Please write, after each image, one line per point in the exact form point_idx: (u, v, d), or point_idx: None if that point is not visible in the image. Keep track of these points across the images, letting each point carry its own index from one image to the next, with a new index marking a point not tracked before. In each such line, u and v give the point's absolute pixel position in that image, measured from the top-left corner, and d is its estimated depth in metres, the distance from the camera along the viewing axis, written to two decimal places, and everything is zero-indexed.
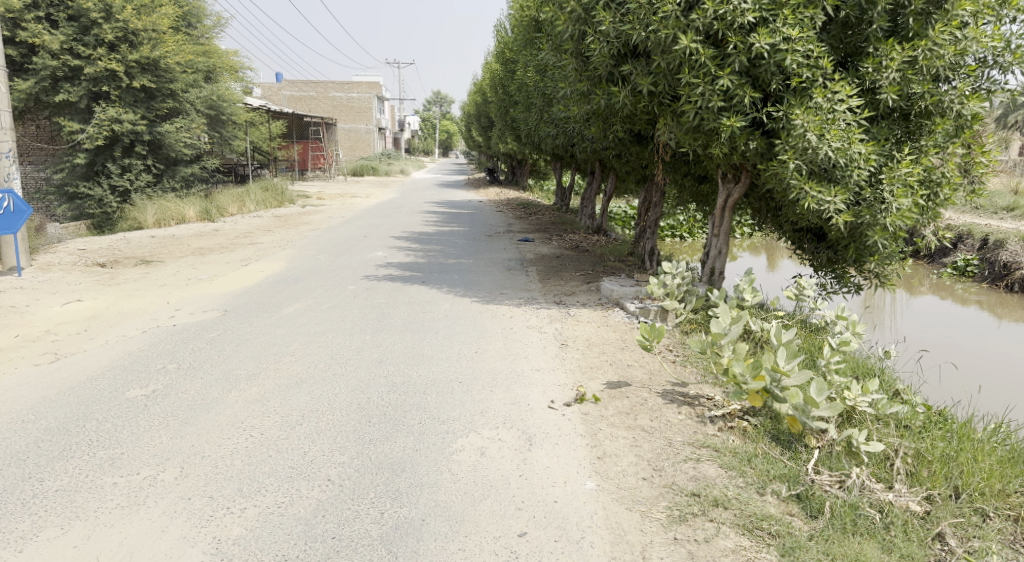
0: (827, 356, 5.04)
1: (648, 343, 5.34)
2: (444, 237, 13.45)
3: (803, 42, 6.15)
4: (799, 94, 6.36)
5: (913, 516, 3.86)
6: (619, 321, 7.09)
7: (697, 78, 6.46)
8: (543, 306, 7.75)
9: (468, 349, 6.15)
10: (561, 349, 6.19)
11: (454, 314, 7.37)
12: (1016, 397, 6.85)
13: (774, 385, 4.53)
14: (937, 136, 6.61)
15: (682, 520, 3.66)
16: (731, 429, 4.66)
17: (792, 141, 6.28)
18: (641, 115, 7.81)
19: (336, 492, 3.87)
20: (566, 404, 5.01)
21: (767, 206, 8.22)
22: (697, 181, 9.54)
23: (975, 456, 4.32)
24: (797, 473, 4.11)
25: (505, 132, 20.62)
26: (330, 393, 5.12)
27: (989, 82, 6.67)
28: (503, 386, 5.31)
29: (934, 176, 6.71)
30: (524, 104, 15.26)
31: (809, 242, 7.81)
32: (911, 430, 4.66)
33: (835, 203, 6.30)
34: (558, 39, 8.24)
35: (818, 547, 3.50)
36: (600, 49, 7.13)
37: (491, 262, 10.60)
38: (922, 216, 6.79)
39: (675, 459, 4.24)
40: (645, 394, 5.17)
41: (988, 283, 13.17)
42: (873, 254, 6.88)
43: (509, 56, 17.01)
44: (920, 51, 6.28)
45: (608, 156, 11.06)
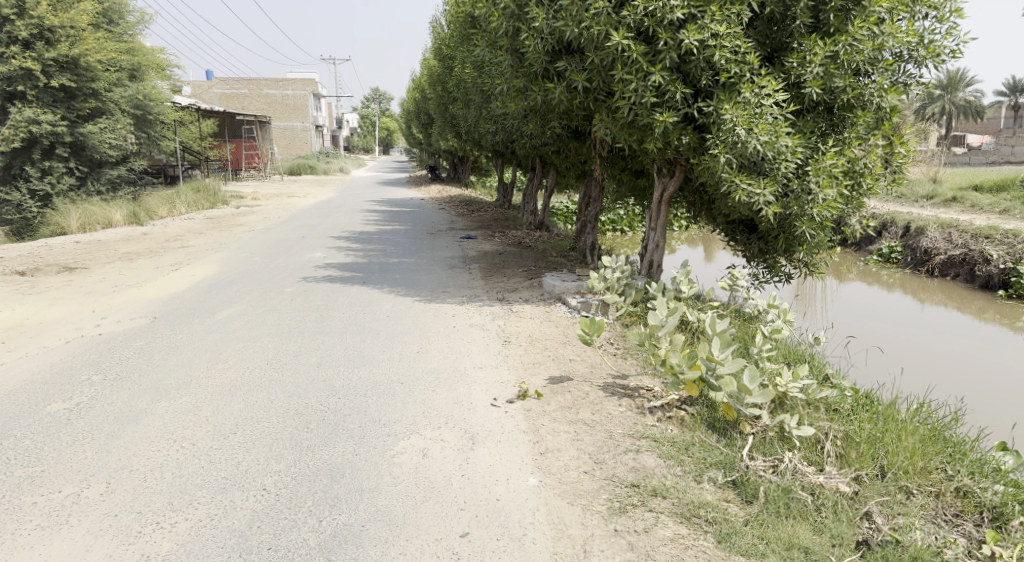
0: (760, 346, 5.21)
1: (589, 337, 5.39)
2: (385, 236, 13.29)
3: (730, 38, 6.29)
4: (728, 89, 6.48)
5: (843, 497, 3.98)
6: (561, 316, 7.13)
7: (630, 74, 6.53)
8: (485, 303, 7.72)
9: (409, 349, 6.08)
10: (504, 346, 6.18)
11: (396, 314, 7.28)
12: (937, 377, 7.16)
13: (709, 374, 4.66)
14: (859, 128, 6.92)
15: (622, 511, 3.70)
16: (669, 419, 4.75)
17: (722, 136, 6.41)
18: (578, 111, 7.86)
19: (271, 501, 3.77)
20: (508, 401, 5.01)
21: (701, 200, 8.41)
22: (635, 175, 9.65)
23: (898, 436, 4.51)
24: (732, 459, 4.21)
25: (444, 128, 20.49)
26: (265, 400, 4.98)
27: (906, 76, 6.95)
28: (446, 386, 5.26)
29: (857, 167, 7.01)
30: (462, 101, 15.19)
31: (741, 233, 8.02)
32: (840, 413, 4.83)
33: (764, 195, 6.50)
34: (492, 35, 8.20)
35: (753, 532, 3.58)
36: (534, 45, 7.15)
37: (433, 261, 10.52)
38: (847, 205, 7.10)
39: (616, 451, 4.29)
40: (586, 388, 5.22)
41: (910, 269, 13.76)
42: (801, 244, 7.16)
43: (446, 52, 16.90)
44: (841, 46, 6.48)
45: (547, 152, 11.09)
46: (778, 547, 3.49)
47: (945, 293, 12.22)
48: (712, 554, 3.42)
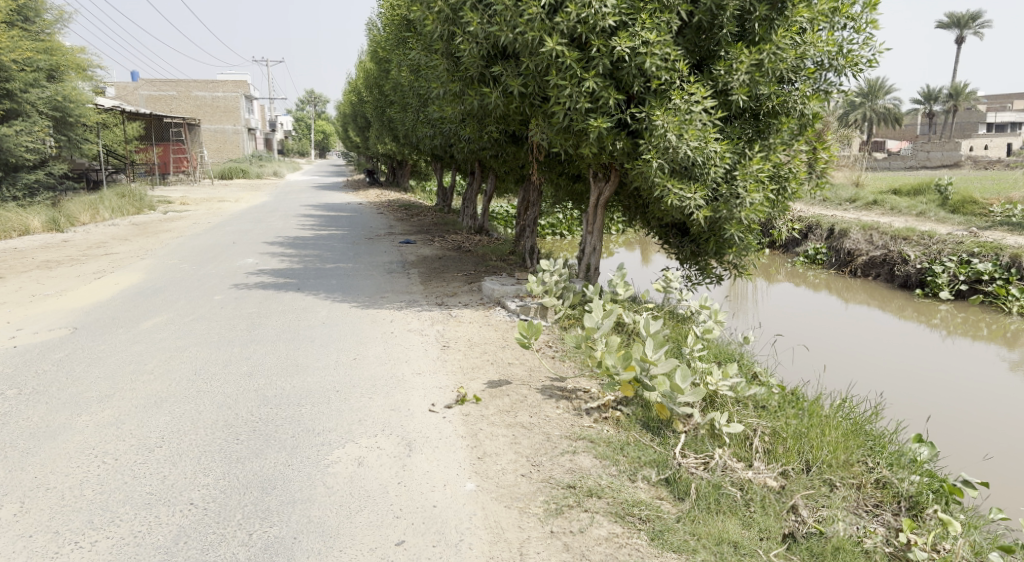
0: (692, 346, 5.35)
1: (527, 341, 5.42)
2: (320, 241, 13.06)
3: (660, 45, 6.42)
4: (659, 96, 6.63)
5: (770, 491, 4.11)
6: (500, 320, 7.14)
7: (564, 80, 6.61)
8: (424, 308, 7.66)
9: (346, 356, 5.99)
10: (442, 351, 6.15)
11: (332, 320, 7.16)
12: (858, 373, 7.49)
13: (643, 375, 4.76)
14: (784, 134, 7.13)
15: (558, 513, 3.73)
16: (606, 420, 4.83)
17: (654, 141, 6.55)
18: (513, 116, 7.89)
19: (199, 516, 3.65)
20: (447, 406, 4.99)
21: (636, 204, 8.58)
22: (572, 180, 9.75)
23: (822, 431, 4.69)
24: (665, 457, 4.30)
25: (381, 132, 20.27)
26: (193, 411, 4.83)
27: (827, 84, 7.21)
28: (383, 392, 5.21)
29: (782, 171, 7.27)
30: (400, 104, 15.05)
31: (674, 236, 8.22)
32: (768, 410, 4.99)
33: (695, 199, 6.69)
34: (427, 39, 8.14)
35: (685, 529, 3.66)
36: (469, 50, 7.15)
37: (371, 266, 10.39)
38: (772, 209, 7.35)
39: (553, 453, 4.32)
40: (525, 391, 5.24)
41: (835, 269, 14.33)
42: (731, 246, 7.43)
43: (382, 55, 16.73)
44: (765, 55, 6.70)
45: (485, 157, 11.10)
46: (709, 542, 3.57)
47: (868, 292, 12.78)
48: (644, 552, 3.48)
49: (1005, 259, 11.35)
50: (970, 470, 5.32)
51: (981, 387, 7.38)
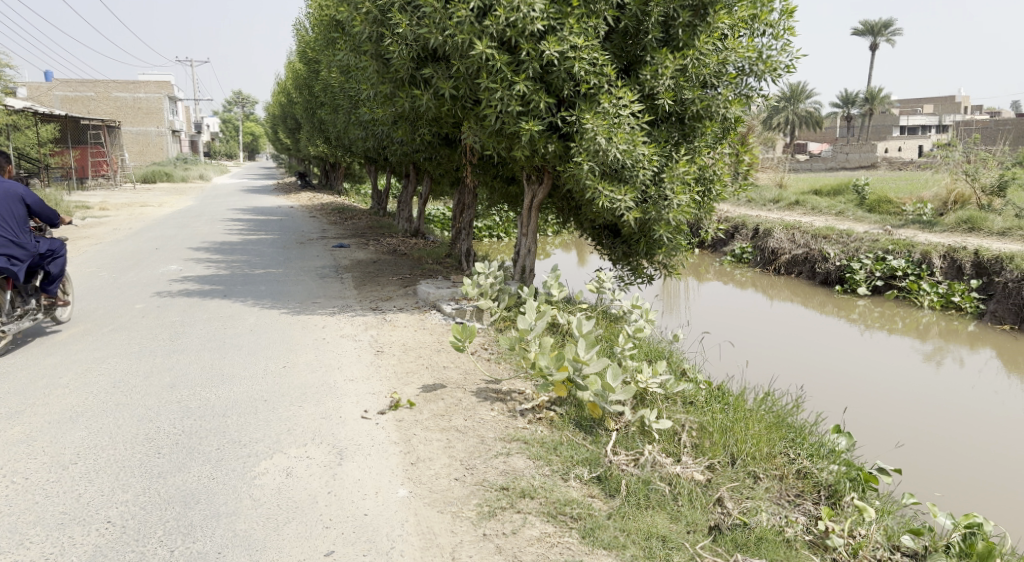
0: (624, 345, 5.45)
1: (461, 344, 5.41)
2: (250, 246, 12.71)
3: (588, 50, 6.51)
4: (588, 99, 6.71)
5: (697, 484, 4.23)
6: (435, 323, 7.10)
7: (495, 83, 6.62)
8: (358, 313, 7.55)
9: (275, 365, 5.85)
10: (376, 357, 6.08)
11: (261, 327, 6.97)
12: (781, 367, 7.78)
13: (576, 375, 4.83)
14: (707, 138, 7.37)
15: (491, 515, 3.74)
16: (540, 420, 4.87)
17: (584, 144, 6.63)
18: (445, 118, 7.86)
19: (116, 534, 3.50)
20: (379, 412, 4.93)
21: (568, 206, 8.68)
22: (507, 182, 9.79)
23: (746, 424, 4.86)
24: (597, 455, 4.38)
25: (312, 134, 19.88)
26: (111, 426, 4.63)
27: (749, 88, 7.45)
28: (313, 400, 5.11)
29: (706, 174, 7.52)
30: (330, 106, 14.80)
31: (606, 238, 8.36)
32: (695, 405, 5.15)
33: (625, 201, 6.84)
34: (355, 39, 7.98)
35: (615, 525, 3.72)
36: (398, 52, 7.08)
37: (302, 270, 10.18)
38: (698, 211, 7.58)
39: (487, 455, 4.33)
40: (459, 394, 5.23)
41: (760, 268, 14.85)
42: (660, 247, 7.63)
43: (311, 56, 16.41)
44: (689, 60, 6.88)
45: (419, 159, 11.03)
46: (638, 537, 3.63)
47: (791, 289, 13.29)
48: (576, 550, 3.52)
49: (916, 255, 11.96)
50: (885, 458, 5.58)
51: (894, 379, 7.75)
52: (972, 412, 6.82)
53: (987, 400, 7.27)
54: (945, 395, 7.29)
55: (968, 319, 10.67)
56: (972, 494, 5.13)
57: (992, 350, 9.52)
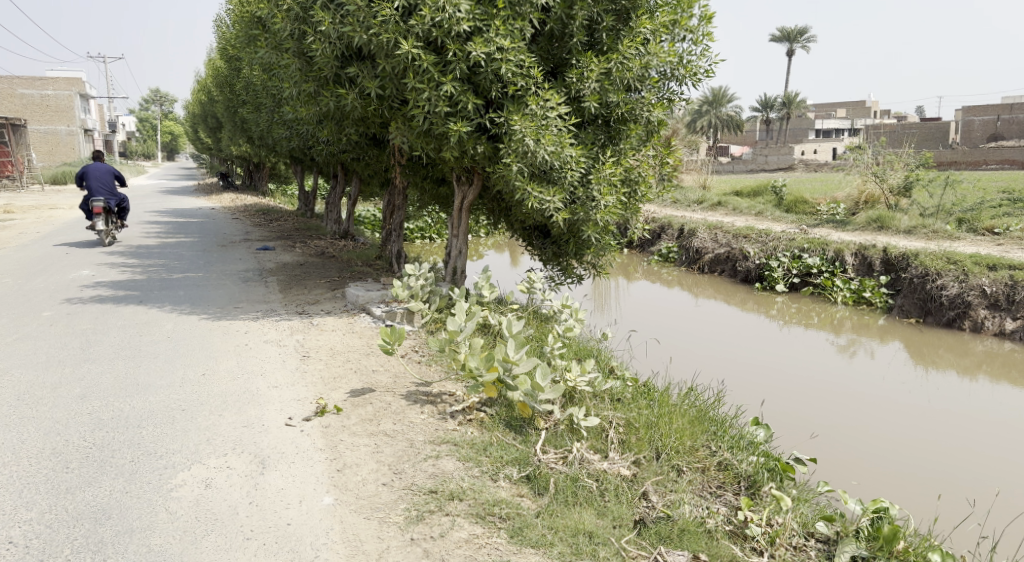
0: (553, 344, 5.49)
1: (390, 347, 5.33)
2: (168, 249, 12.21)
3: (514, 52, 6.52)
4: (516, 101, 6.74)
5: (623, 480, 4.30)
6: (364, 327, 6.98)
7: (422, 83, 6.56)
8: (283, 318, 7.35)
9: (195, 372, 5.64)
10: (301, 362, 5.93)
11: (179, 334, 6.71)
12: (704, 363, 8.02)
13: (506, 375, 4.83)
14: (632, 140, 7.53)
15: (419, 519, 3.70)
16: (470, 421, 4.86)
17: (512, 146, 6.65)
18: (372, 118, 7.73)
19: (19, 555, 3.31)
20: (305, 418, 4.81)
21: (498, 206, 8.71)
22: (436, 184, 9.74)
23: (670, 419, 4.98)
24: (526, 455, 4.40)
25: (235, 134, 19.27)
26: (14, 441, 4.37)
27: (670, 92, 7.63)
28: (235, 409, 4.95)
29: (632, 175, 7.69)
30: (253, 105, 14.36)
31: (536, 238, 8.44)
32: (622, 402, 5.24)
33: (554, 202, 6.91)
34: (277, 37, 7.75)
35: (543, 523, 3.75)
36: (321, 49, 6.93)
37: (224, 274, 9.85)
38: (625, 212, 7.74)
39: (415, 459, 4.29)
40: (389, 398, 5.16)
41: (685, 267, 15.25)
42: (589, 247, 7.74)
43: (232, 53, 15.89)
44: (613, 64, 7.00)
45: (346, 159, 10.84)
46: (565, 534, 3.67)
47: (715, 287, 13.71)
48: (504, 550, 3.53)
49: (830, 254, 12.50)
50: (801, 448, 5.82)
51: (810, 372, 8.10)
52: (881, 401, 7.20)
53: (895, 390, 7.68)
54: (856, 386, 7.67)
55: (878, 313, 11.26)
56: (883, 480, 5.40)
57: (900, 342, 10.06)
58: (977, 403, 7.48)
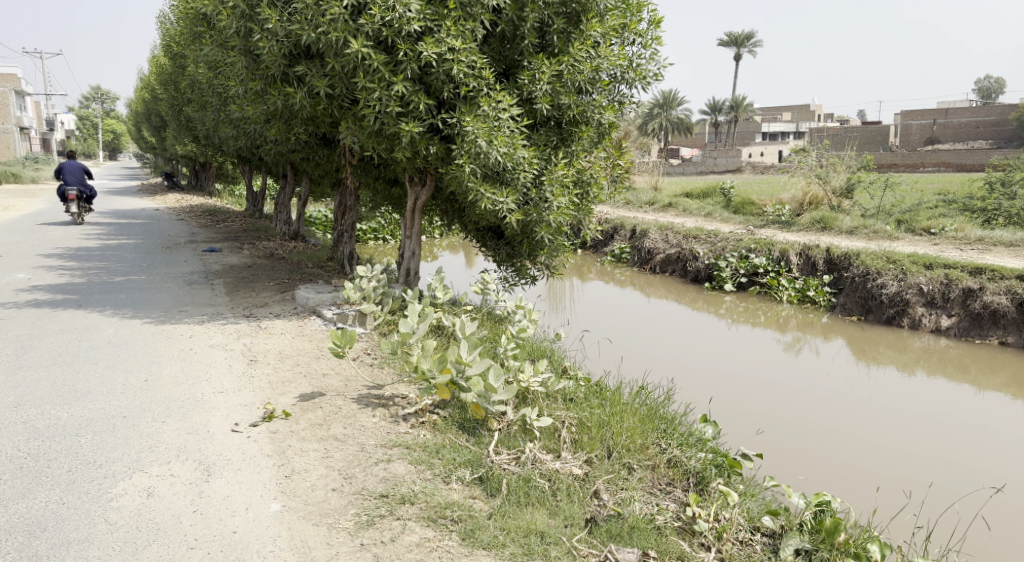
0: (507, 344, 5.48)
1: (341, 350, 5.26)
2: (109, 251, 11.82)
3: (466, 52, 6.50)
4: (468, 102, 6.72)
5: (575, 479, 4.33)
6: (315, 329, 6.87)
7: (372, 83, 6.49)
8: (230, 321, 7.18)
9: (137, 378, 5.47)
10: (249, 366, 5.81)
11: (121, 339, 6.50)
12: (654, 362, 8.14)
13: (458, 377, 4.82)
14: (584, 142, 7.59)
15: (369, 524, 3.66)
16: (423, 424, 4.83)
17: (465, 147, 6.63)
18: (322, 118, 7.62)
19: None
20: (252, 424, 4.71)
21: (452, 207, 8.67)
22: (389, 184, 9.67)
23: (621, 418, 5.04)
24: (479, 456, 4.39)
25: (180, 133, 18.77)
26: None
27: (621, 95, 7.72)
28: (179, 415, 4.82)
29: (584, 177, 7.75)
30: (199, 103, 14.01)
31: (490, 239, 8.43)
32: (575, 402, 5.27)
33: (507, 203, 6.91)
34: (222, 34, 7.58)
35: (495, 525, 3.75)
36: (268, 47, 6.81)
37: (169, 277, 9.58)
38: (577, 213, 7.80)
39: (366, 463, 4.24)
40: (339, 402, 5.09)
41: (638, 267, 15.45)
42: (542, 248, 7.76)
43: (177, 51, 15.48)
44: (564, 66, 7.05)
45: (296, 159, 10.66)
46: (517, 535, 3.68)
47: (666, 287, 13.93)
48: (456, 553, 3.51)
49: (776, 254, 12.80)
50: (747, 444, 5.96)
51: (758, 369, 8.29)
52: (824, 397, 7.42)
53: (838, 386, 7.92)
54: (801, 382, 7.88)
55: (822, 311, 11.59)
56: (827, 475, 5.55)
57: (842, 340, 10.39)
58: (915, 398, 7.76)
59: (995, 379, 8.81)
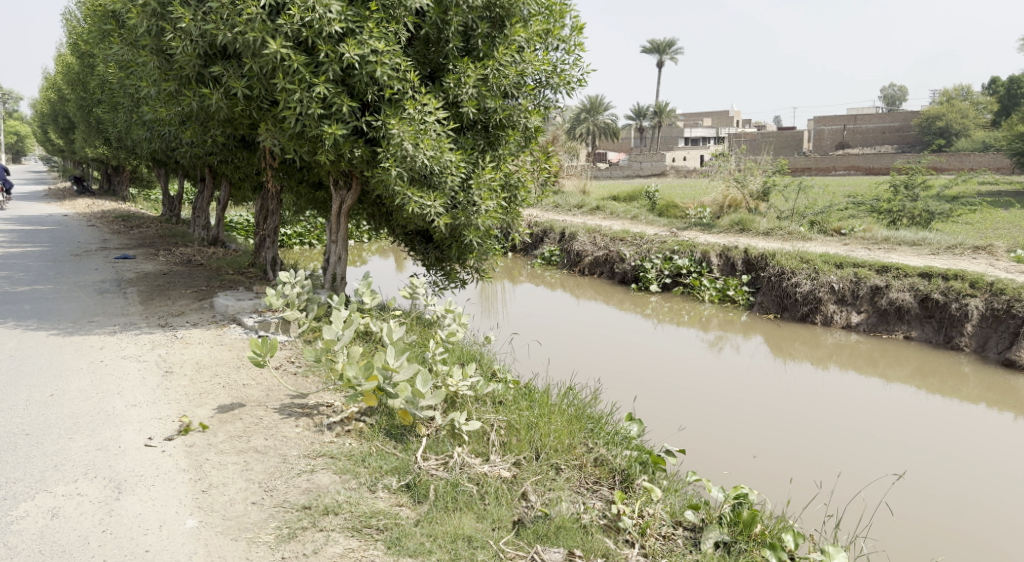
0: (434, 349, 5.44)
1: (261, 358, 5.10)
2: (12, 260, 11.14)
3: (389, 55, 6.45)
4: (393, 105, 6.65)
5: (503, 481, 4.34)
6: (235, 338, 6.66)
7: (292, 84, 6.34)
8: (144, 332, 6.87)
9: (41, 393, 5.17)
10: (164, 378, 5.57)
11: (23, 352, 6.13)
12: (582, 362, 8.26)
13: (386, 383, 4.73)
14: (511, 146, 7.62)
15: (291, 537, 3.57)
16: (348, 433, 4.75)
17: (391, 150, 6.56)
18: (240, 120, 7.40)
19: None
20: (167, 438, 4.52)
21: (379, 211, 8.56)
22: (313, 188, 9.47)
23: (550, 419, 5.08)
24: (407, 463, 4.35)
25: (89, 135, 17.87)
26: None
27: (546, 100, 7.80)
28: (88, 431, 4.58)
29: (511, 180, 7.78)
30: (109, 104, 13.38)
31: (418, 243, 8.37)
32: (504, 404, 5.28)
33: (435, 207, 6.87)
34: (132, 32, 7.26)
35: (422, 531, 3.72)
36: (182, 47, 6.56)
37: (77, 286, 9.09)
38: (505, 216, 7.83)
39: (288, 475, 4.13)
40: (260, 413, 4.94)
41: (567, 269, 15.62)
42: (471, 251, 7.75)
43: (84, 49, 14.75)
44: (489, 70, 7.07)
45: (214, 162, 10.30)
46: (444, 541, 3.66)
47: (595, 288, 14.13)
48: None
49: (697, 255, 13.18)
50: (671, 440, 6.12)
51: (682, 368, 8.52)
52: (744, 393, 7.69)
53: (758, 382, 8.21)
54: (723, 379, 8.14)
55: (741, 310, 12.00)
56: (748, 469, 5.75)
57: (761, 337, 10.79)
58: (830, 391, 8.13)
59: (901, 371, 9.33)
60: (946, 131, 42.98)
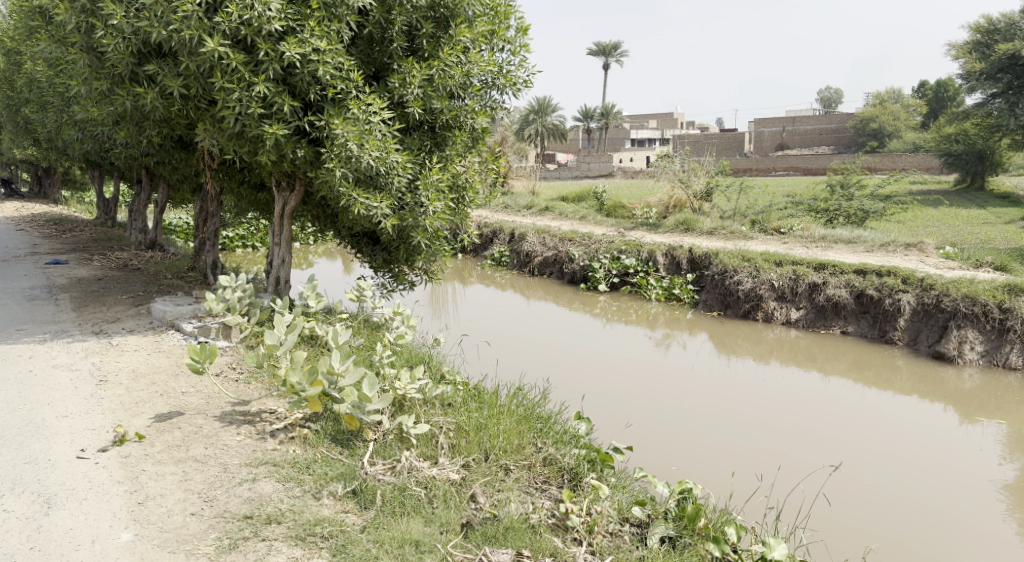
0: (381, 351, 5.36)
1: (200, 365, 4.94)
2: None
3: (332, 54, 6.34)
4: (336, 104, 6.55)
5: (452, 484, 4.31)
6: (174, 345, 6.45)
7: (231, 83, 6.18)
8: (76, 339, 6.61)
9: None
10: (98, 387, 5.37)
11: None
12: (531, 362, 8.28)
13: (331, 388, 4.66)
14: (457, 147, 7.59)
15: (231, 547, 3.48)
16: (293, 439, 4.65)
17: (335, 150, 6.47)
18: (177, 120, 7.19)
19: None
20: (100, 450, 4.35)
21: (324, 213, 8.42)
22: (255, 189, 9.27)
23: (498, 420, 5.07)
24: (353, 469, 4.29)
25: (17, 135, 17.11)
26: None
27: (493, 101, 7.79)
28: (15, 444, 4.38)
29: (458, 181, 7.75)
30: (38, 103, 12.84)
31: (365, 245, 8.27)
32: (453, 406, 5.24)
33: (381, 208, 6.79)
34: (60, 28, 6.97)
35: (368, 538, 3.67)
36: (114, 44, 6.33)
37: (4, 293, 8.68)
38: (453, 217, 7.79)
39: (229, 484, 4.02)
40: (200, 421, 4.80)
41: (516, 270, 15.66)
42: (419, 252, 7.69)
43: (10, 46, 14.12)
44: (434, 70, 7.03)
45: (150, 163, 9.97)
46: (391, 547, 3.62)
47: (544, 288, 14.20)
48: None
49: (644, 254, 13.37)
50: (617, 437, 6.19)
51: (629, 365, 8.63)
52: (688, 389, 7.84)
53: (702, 378, 8.38)
54: (669, 376, 8.27)
55: (687, 308, 12.22)
56: (692, 463, 5.87)
57: (706, 334, 11.01)
58: (771, 386, 8.34)
59: (839, 366, 9.66)
60: (879, 132, 44.57)
